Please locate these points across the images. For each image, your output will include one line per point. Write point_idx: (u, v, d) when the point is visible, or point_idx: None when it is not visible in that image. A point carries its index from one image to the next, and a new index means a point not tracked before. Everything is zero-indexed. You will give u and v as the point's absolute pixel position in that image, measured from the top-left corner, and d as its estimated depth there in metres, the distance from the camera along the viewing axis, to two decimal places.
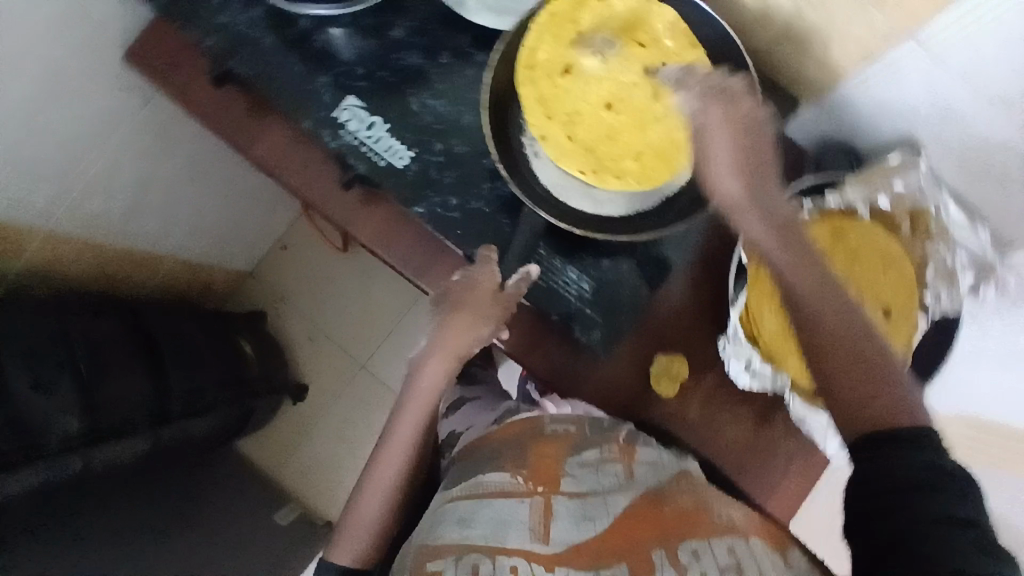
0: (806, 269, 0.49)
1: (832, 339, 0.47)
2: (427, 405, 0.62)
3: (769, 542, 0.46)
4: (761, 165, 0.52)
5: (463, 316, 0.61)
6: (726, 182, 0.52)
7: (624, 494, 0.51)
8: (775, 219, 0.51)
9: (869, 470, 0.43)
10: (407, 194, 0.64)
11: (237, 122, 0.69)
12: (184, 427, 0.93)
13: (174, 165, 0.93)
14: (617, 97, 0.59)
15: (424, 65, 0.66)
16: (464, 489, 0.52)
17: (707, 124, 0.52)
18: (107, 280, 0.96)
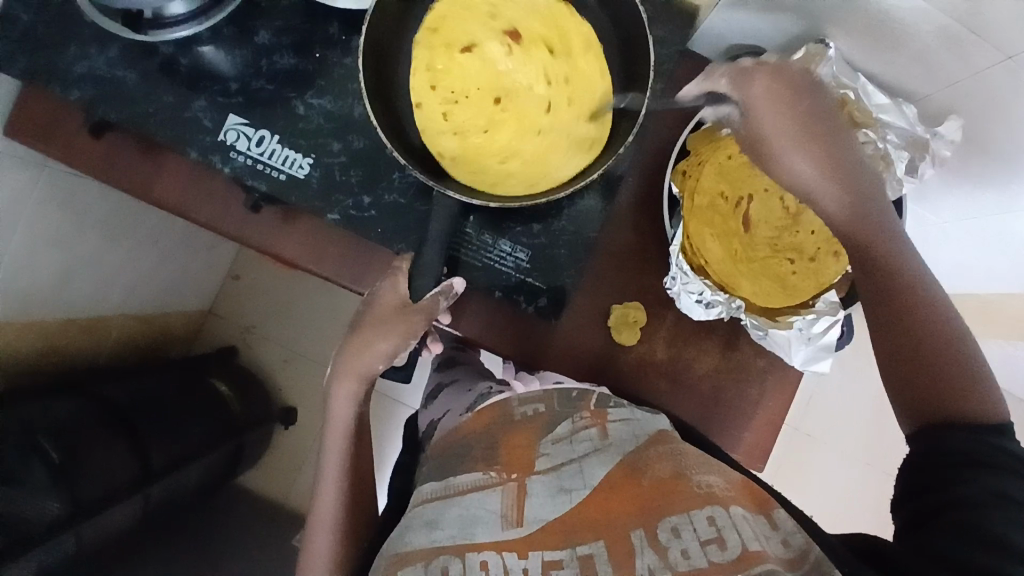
0: (881, 266, 0.46)
1: (929, 347, 0.44)
2: (344, 434, 0.59)
3: (753, 505, 0.45)
4: (829, 138, 0.47)
5: (359, 337, 0.58)
6: (789, 156, 0.47)
7: (601, 459, 0.49)
8: (853, 208, 0.47)
9: (927, 447, 0.43)
10: (316, 203, 0.61)
11: (128, 169, 0.66)
12: (174, 479, 0.94)
13: (89, 229, 0.90)
14: (511, 92, 0.61)
15: (300, 64, 0.62)
16: (435, 488, 0.51)
17: (770, 109, 0.47)
18: (56, 355, 0.92)
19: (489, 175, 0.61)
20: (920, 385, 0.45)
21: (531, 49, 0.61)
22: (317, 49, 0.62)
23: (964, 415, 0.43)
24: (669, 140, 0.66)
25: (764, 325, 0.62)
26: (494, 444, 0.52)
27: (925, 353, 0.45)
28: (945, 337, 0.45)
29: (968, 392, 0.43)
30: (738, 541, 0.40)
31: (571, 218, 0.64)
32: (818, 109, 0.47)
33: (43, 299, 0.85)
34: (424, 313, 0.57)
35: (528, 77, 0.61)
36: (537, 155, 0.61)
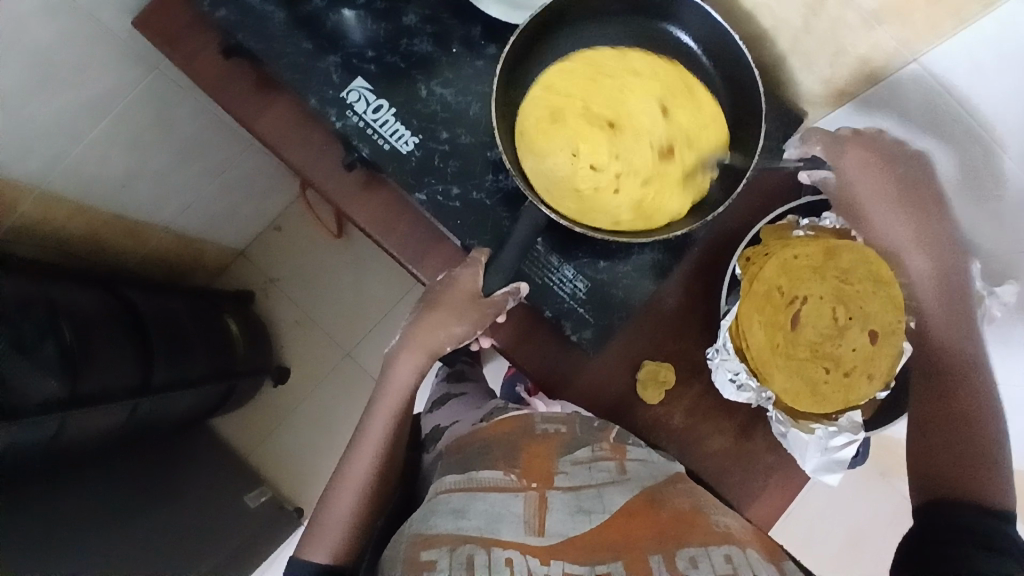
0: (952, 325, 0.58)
1: (972, 411, 0.59)
2: (396, 404, 0.61)
3: (765, 552, 0.44)
4: (922, 200, 0.58)
5: (435, 315, 0.60)
6: (879, 215, 0.60)
7: (620, 490, 0.50)
8: (941, 266, 0.59)
9: (931, 519, 0.57)
10: (409, 179, 0.64)
11: (242, 97, 0.69)
12: (163, 401, 0.93)
13: (168, 143, 0.92)
14: (625, 137, 0.63)
15: (433, 51, 0.65)
16: (459, 482, 0.51)
17: (885, 162, 0.59)
18: (93, 243, 0.93)
19: (533, 127, 0.63)
20: (964, 460, 0.58)
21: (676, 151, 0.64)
22: (454, 44, 0.66)
23: (975, 491, 0.56)
24: (743, 222, 0.69)
25: (787, 423, 0.65)
26: (516, 450, 0.54)
27: (959, 424, 0.59)
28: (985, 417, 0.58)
29: (981, 469, 0.57)
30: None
31: (635, 265, 0.66)
32: (910, 180, 0.58)
33: (97, 186, 0.86)
34: (494, 309, 0.60)
35: (643, 129, 0.63)
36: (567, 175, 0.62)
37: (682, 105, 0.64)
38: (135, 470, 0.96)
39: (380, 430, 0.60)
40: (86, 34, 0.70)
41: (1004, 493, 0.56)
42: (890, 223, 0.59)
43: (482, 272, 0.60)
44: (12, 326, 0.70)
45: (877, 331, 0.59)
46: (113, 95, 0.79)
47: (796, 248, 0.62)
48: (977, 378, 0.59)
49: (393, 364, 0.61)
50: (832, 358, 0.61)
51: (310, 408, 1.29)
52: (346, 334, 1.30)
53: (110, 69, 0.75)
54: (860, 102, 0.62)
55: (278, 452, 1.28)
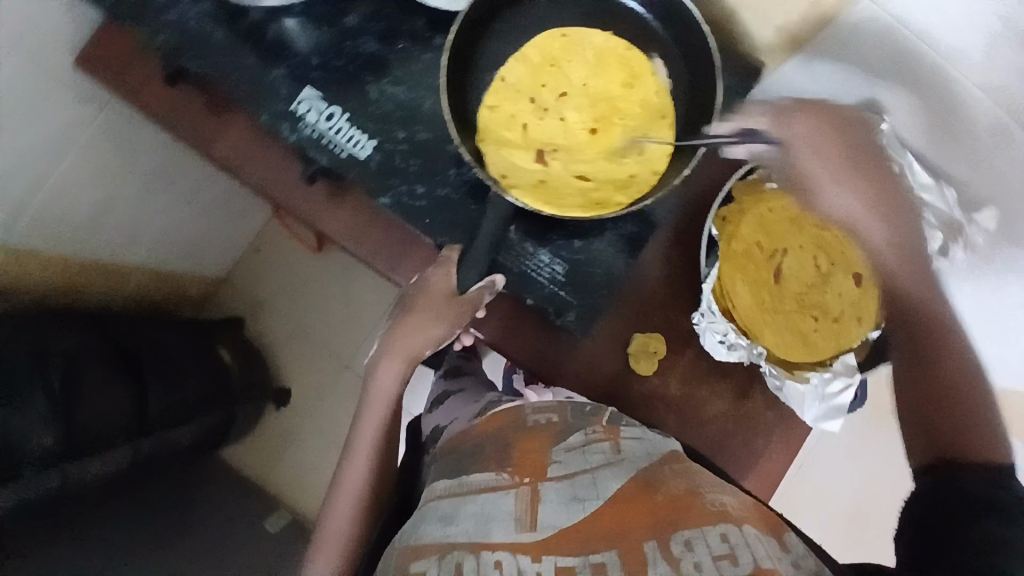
0: (908, 271, 0.52)
1: (943, 335, 0.53)
2: (384, 410, 0.62)
3: (762, 525, 0.40)
4: (863, 165, 0.52)
5: (413, 319, 0.61)
6: (830, 194, 0.53)
7: (614, 471, 0.46)
8: (900, 232, 0.52)
9: (941, 485, 0.50)
10: (372, 184, 0.63)
11: (194, 120, 0.68)
12: (167, 437, 0.93)
13: (133, 179, 0.91)
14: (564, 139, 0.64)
15: (381, 52, 0.64)
16: (452, 487, 0.50)
17: (794, 139, 0.53)
18: (72, 289, 0.92)
19: (528, 65, 0.63)
20: (935, 417, 0.52)
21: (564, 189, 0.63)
22: (400, 41, 0.64)
23: (975, 454, 0.50)
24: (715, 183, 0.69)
25: (783, 376, 0.64)
26: (506, 449, 0.51)
27: (948, 404, 0.52)
28: (956, 354, 0.52)
29: (985, 437, 0.50)
30: (750, 559, 0.35)
31: (611, 241, 0.65)
32: (869, 143, 0.54)
33: (68, 231, 0.85)
34: (470, 303, 0.59)
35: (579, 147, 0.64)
36: (527, 62, 0.63)
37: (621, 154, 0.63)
38: (150, 506, 0.96)
39: (370, 435, 0.62)
40: (29, 78, 0.68)
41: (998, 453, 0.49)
42: (839, 189, 0.52)
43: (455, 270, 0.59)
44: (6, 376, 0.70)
45: (860, 273, 0.63)
46: (66, 137, 0.77)
47: (773, 203, 0.64)
48: (967, 358, 0.52)
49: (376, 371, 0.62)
50: (819, 305, 0.64)
51: (314, 425, 1.28)
52: (341, 346, 1.29)
53: (60, 110, 0.74)
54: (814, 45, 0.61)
55: (289, 473, 1.28)
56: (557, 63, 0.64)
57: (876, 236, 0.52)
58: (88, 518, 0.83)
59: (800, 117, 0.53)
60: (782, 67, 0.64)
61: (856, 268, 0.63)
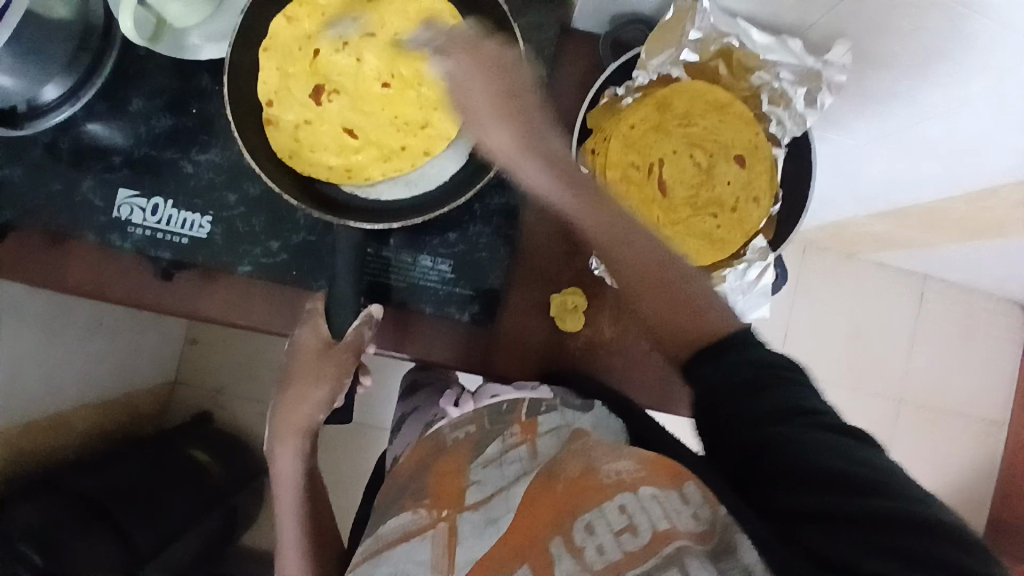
0: (601, 214, 0.48)
1: (650, 265, 0.48)
2: (295, 490, 0.59)
3: (663, 477, 0.43)
4: (523, 102, 0.47)
5: (294, 390, 0.56)
6: (490, 130, 0.47)
7: (525, 480, 0.44)
8: (559, 164, 0.47)
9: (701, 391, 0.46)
10: (224, 259, 0.60)
11: (22, 259, 0.60)
12: (164, 559, 0.93)
13: (26, 336, 0.87)
14: (351, 104, 0.58)
15: (179, 123, 0.60)
16: (371, 545, 0.45)
17: (467, 81, 0.46)
18: (18, 459, 0.90)
19: (313, 22, 0.57)
20: (672, 323, 0.48)
21: (358, 165, 0.57)
22: (194, 105, 0.60)
23: (686, 330, 0.48)
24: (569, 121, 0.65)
25: None
26: (424, 479, 0.47)
27: (663, 289, 0.48)
28: (664, 268, 0.48)
29: (697, 313, 0.48)
30: (648, 528, 0.39)
31: (485, 219, 0.64)
32: (514, 83, 0.47)
33: None
34: (351, 349, 0.56)
35: (362, 117, 0.58)
36: (336, 26, 0.57)
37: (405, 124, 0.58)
38: None
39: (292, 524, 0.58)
40: None
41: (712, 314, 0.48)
42: (501, 143, 0.46)
43: (324, 318, 0.56)
44: None
45: (741, 154, 0.61)
46: None
47: (631, 118, 0.60)
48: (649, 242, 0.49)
49: (273, 456, 0.58)
50: (712, 201, 0.61)
51: None
52: None
53: None
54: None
55: None
56: (382, 28, 0.57)
57: (533, 176, 0.47)
58: None
59: (463, 53, 0.46)
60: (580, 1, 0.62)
61: (737, 149, 0.61)
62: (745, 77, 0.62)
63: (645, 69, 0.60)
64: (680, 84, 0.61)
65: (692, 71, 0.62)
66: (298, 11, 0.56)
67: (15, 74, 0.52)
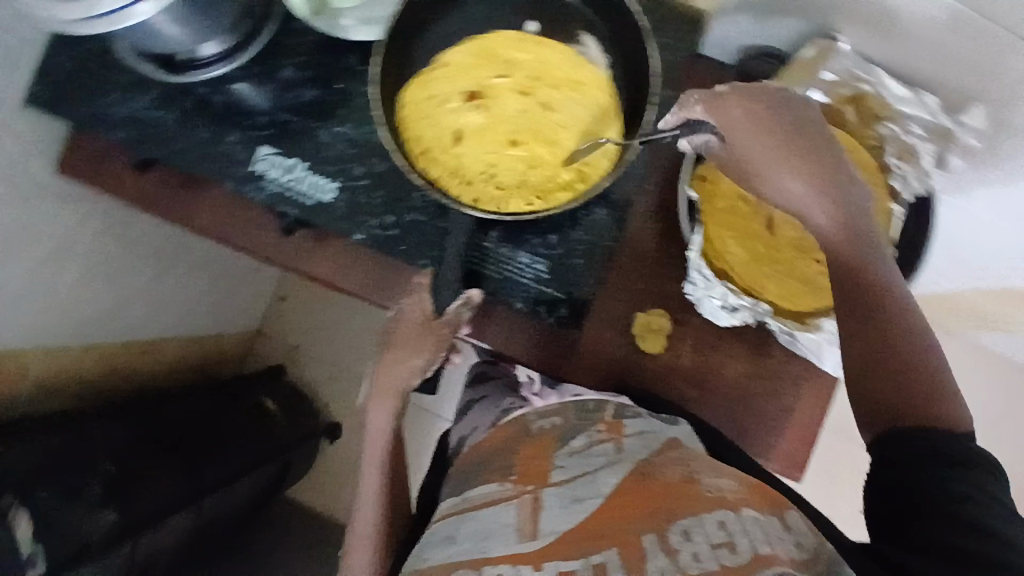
0: (870, 282, 0.43)
1: (897, 341, 0.42)
2: (382, 450, 0.61)
3: (763, 507, 0.41)
4: (801, 151, 0.44)
5: (391, 356, 0.61)
6: (781, 178, 0.45)
7: (614, 470, 0.45)
8: (840, 219, 0.43)
9: (890, 450, 0.41)
10: (342, 224, 0.64)
11: (174, 200, 0.70)
12: (223, 496, 0.96)
13: (139, 265, 0.95)
14: (480, 120, 0.62)
15: (322, 95, 0.65)
16: (455, 503, 0.49)
17: (739, 122, 0.45)
18: (113, 376, 0.97)
19: (495, 51, 0.63)
20: (893, 406, 0.41)
21: (456, 168, 0.62)
22: (338, 80, 0.65)
23: (926, 419, 0.40)
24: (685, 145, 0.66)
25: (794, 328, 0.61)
26: (508, 456, 0.50)
27: (910, 377, 0.41)
28: (917, 351, 0.42)
29: (942, 401, 0.41)
30: (750, 548, 0.36)
31: (587, 228, 0.65)
32: (796, 124, 0.45)
33: (94, 324, 0.91)
34: (451, 327, 0.61)
35: (479, 136, 0.62)
36: (512, 58, 0.63)
37: (510, 160, 0.62)
38: None
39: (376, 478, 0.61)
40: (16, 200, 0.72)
41: (960, 412, 0.41)
42: (787, 176, 0.44)
43: (428, 295, 0.60)
44: (54, 479, 0.76)
45: (855, 206, 0.61)
46: (65, 243, 0.82)
47: None
48: (911, 318, 0.42)
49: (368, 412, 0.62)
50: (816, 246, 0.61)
51: None
52: None
53: (54, 218, 0.78)
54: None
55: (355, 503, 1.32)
56: (544, 75, 0.62)
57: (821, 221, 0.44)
58: None
59: (739, 99, 0.46)
60: (717, 26, 0.64)
61: None
62: (873, 126, 0.61)
63: None
64: None
65: (817, 113, 0.61)
66: (489, 39, 0.63)
67: (187, 31, 0.57)
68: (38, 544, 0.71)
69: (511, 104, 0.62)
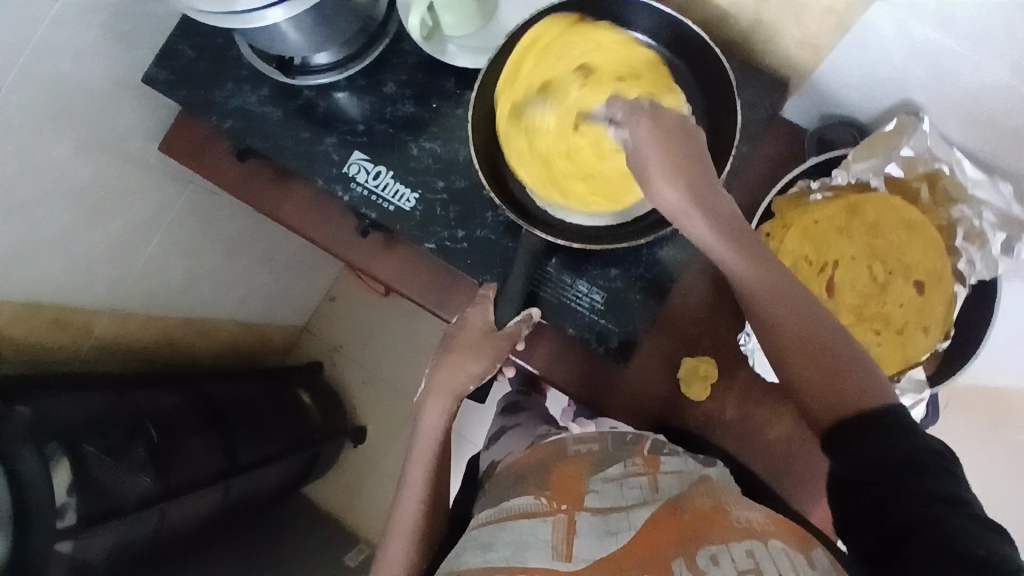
0: (774, 283, 0.48)
1: (809, 330, 0.47)
2: (432, 447, 0.60)
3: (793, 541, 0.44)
4: (690, 161, 0.50)
5: (452, 357, 0.61)
6: (665, 192, 0.50)
7: (648, 506, 0.46)
8: (726, 223, 0.49)
9: (847, 461, 0.44)
10: (416, 232, 0.68)
11: (263, 190, 0.75)
12: (251, 478, 0.98)
13: (215, 247, 1.01)
14: (560, 115, 0.63)
15: (417, 112, 0.70)
16: (492, 513, 0.49)
17: (637, 143, 0.51)
18: (170, 347, 1.02)
19: (586, 50, 0.63)
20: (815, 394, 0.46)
21: (530, 164, 0.64)
22: (434, 100, 0.70)
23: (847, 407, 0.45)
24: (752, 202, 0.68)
25: None
26: (546, 474, 0.52)
27: (827, 363, 0.46)
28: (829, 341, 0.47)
29: (850, 381, 0.45)
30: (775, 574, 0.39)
31: (648, 267, 0.66)
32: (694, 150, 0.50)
33: (164, 295, 0.95)
34: (509, 338, 0.61)
35: (556, 131, 0.63)
36: (601, 59, 0.63)
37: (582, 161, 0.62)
38: (241, 540, 1.01)
39: (421, 473, 0.60)
40: (121, 169, 0.79)
41: (874, 393, 0.44)
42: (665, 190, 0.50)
43: (492, 306, 0.62)
44: (106, 433, 0.75)
45: (920, 279, 0.60)
46: (154, 216, 0.87)
47: (817, 214, 0.61)
48: (800, 298, 0.48)
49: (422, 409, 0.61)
50: (882, 316, 0.60)
51: (391, 464, 1.33)
52: (412, 386, 1.35)
53: (150, 191, 0.84)
54: (828, 66, 0.61)
55: (369, 510, 1.33)
56: (629, 83, 0.62)
57: (697, 228, 0.49)
58: (190, 561, 0.88)
59: (644, 120, 0.51)
60: (797, 91, 0.66)
61: (916, 274, 0.60)
62: (946, 207, 0.61)
63: (848, 168, 0.61)
64: (872, 194, 0.61)
65: (890, 185, 0.62)
66: (584, 38, 0.63)
67: (307, 40, 0.63)
68: (72, 495, 0.67)
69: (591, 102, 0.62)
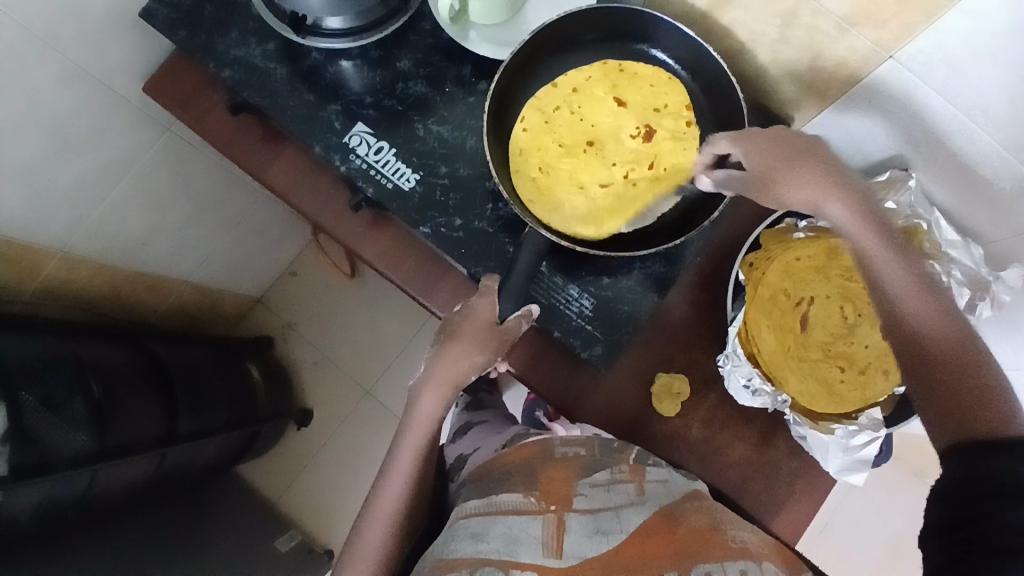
0: (911, 293, 0.47)
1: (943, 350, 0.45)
2: (423, 435, 0.62)
3: (781, 563, 0.46)
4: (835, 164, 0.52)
5: (454, 346, 0.62)
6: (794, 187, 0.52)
7: (637, 509, 0.51)
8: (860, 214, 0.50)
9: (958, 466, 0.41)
10: (412, 214, 0.66)
11: (250, 150, 0.72)
12: (190, 449, 0.93)
13: (184, 203, 0.95)
14: (584, 120, 0.67)
15: (429, 93, 0.68)
16: (478, 506, 0.52)
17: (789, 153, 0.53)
18: (117, 302, 0.95)
19: (639, 82, 0.67)
20: (944, 418, 0.43)
21: (537, 144, 0.67)
22: (447, 84, 0.69)
23: (985, 427, 0.41)
24: (742, 232, 0.70)
25: (806, 424, 0.63)
26: (534, 475, 0.55)
27: (960, 378, 0.44)
28: (961, 357, 0.44)
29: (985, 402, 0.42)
30: None
31: (639, 279, 0.67)
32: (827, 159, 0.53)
33: (120, 245, 0.89)
34: (507, 334, 0.62)
35: (571, 129, 0.67)
36: (649, 95, 0.67)
37: (578, 164, 0.67)
38: (166, 509, 0.95)
39: (406, 461, 0.61)
40: (99, 104, 0.73)
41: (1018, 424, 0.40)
42: (797, 188, 0.52)
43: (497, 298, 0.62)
44: (41, 383, 0.70)
45: None
46: (128, 159, 0.82)
47: (799, 251, 0.63)
48: (926, 306, 0.46)
49: (419, 397, 0.62)
50: (846, 355, 0.62)
51: (332, 451, 1.29)
52: (366, 372, 1.31)
53: (126, 133, 0.79)
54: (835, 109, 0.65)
55: (304, 497, 1.28)
56: (654, 126, 0.67)
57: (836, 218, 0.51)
58: (121, 529, 0.83)
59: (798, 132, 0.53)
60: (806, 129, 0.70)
61: None
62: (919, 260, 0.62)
63: None
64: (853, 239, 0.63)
65: None
66: (642, 69, 0.67)
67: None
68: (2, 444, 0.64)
69: (608, 130, 0.67)
